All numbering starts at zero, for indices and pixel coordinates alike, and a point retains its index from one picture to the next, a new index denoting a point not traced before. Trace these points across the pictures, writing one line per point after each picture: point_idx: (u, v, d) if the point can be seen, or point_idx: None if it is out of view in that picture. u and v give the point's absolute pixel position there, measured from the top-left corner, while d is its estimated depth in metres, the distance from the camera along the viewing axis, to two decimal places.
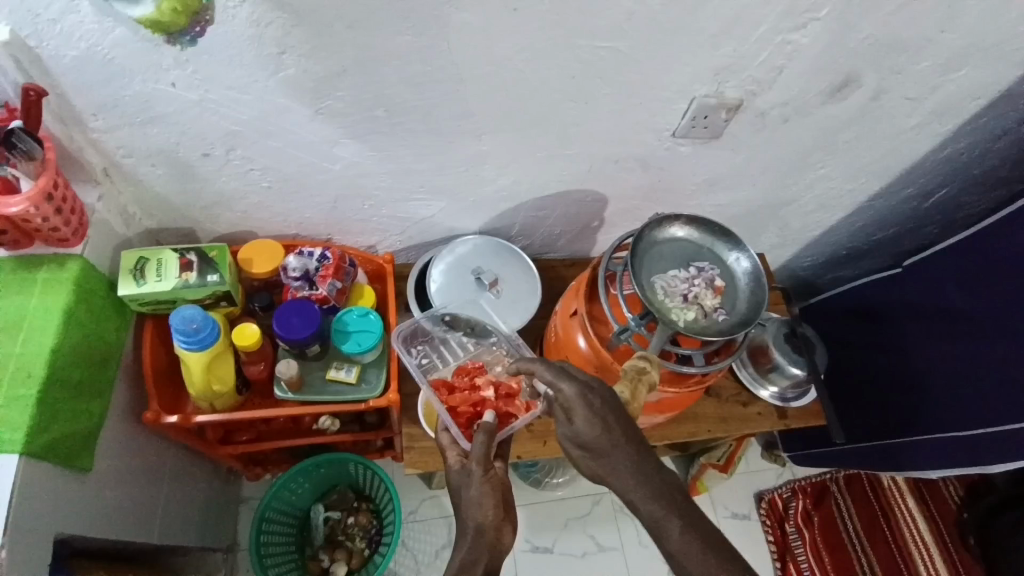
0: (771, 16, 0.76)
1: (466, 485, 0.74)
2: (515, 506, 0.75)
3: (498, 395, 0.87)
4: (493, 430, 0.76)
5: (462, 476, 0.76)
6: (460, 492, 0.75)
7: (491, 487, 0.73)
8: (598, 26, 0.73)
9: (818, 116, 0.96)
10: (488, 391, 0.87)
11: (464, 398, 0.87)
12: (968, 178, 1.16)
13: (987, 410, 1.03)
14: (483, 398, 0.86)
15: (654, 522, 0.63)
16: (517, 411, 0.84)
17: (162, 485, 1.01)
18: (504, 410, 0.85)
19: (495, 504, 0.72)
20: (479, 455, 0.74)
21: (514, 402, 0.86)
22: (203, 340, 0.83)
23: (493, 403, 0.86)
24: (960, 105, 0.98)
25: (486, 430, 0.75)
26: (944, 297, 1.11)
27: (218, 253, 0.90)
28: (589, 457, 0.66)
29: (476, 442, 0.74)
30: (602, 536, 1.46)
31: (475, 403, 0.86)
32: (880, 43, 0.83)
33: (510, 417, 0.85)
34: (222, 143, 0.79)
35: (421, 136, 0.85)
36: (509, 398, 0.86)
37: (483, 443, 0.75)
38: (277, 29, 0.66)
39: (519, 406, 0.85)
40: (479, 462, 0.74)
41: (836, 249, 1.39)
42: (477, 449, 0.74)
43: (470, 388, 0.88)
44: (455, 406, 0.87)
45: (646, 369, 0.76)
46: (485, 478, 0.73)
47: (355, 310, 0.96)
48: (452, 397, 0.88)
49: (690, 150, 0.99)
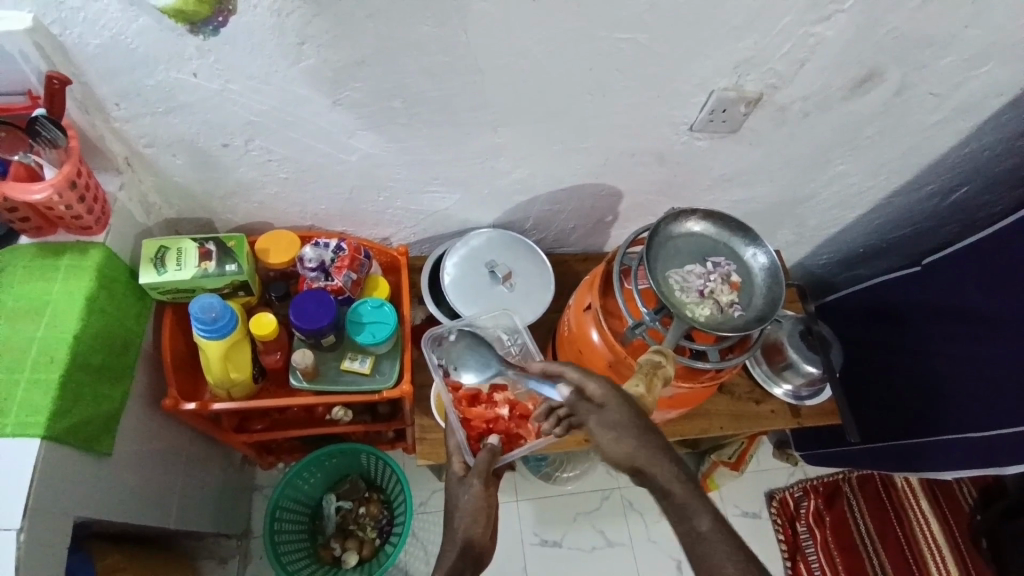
0: (794, 8, 0.74)
1: (463, 496, 0.75)
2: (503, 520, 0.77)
3: (512, 415, 0.86)
4: (497, 452, 0.80)
5: (458, 488, 0.77)
6: (454, 501, 0.76)
7: (486, 503, 0.75)
8: (619, 17, 0.72)
9: (841, 111, 0.94)
10: (503, 409, 0.86)
11: (480, 413, 0.87)
12: (991, 176, 1.14)
13: (1007, 411, 1.01)
14: (497, 416, 0.86)
15: (688, 509, 0.62)
16: (527, 435, 0.84)
17: (179, 470, 1.03)
18: (515, 432, 0.85)
19: (486, 522, 0.73)
20: (481, 467, 0.77)
21: (527, 424, 0.85)
22: (221, 329, 0.83)
23: (506, 423, 0.85)
24: (985, 101, 0.96)
25: (492, 449, 0.79)
26: (964, 297, 1.09)
27: (235, 242, 0.89)
28: (620, 443, 0.65)
29: (480, 456, 0.78)
30: (612, 532, 1.47)
31: (488, 420, 0.86)
32: (907, 36, 0.81)
33: (520, 440, 0.85)
34: (241, 134, 0.80)
35: (437, 128, 0.85)
36: (523, 419, 0.86)
37: (486, 458, 0.78)
38: (298, 19, 0.66)
39: (531, 430, 0.85)
40: (479, 475, 0.76)
41: (853, 247, 1.37)
42: (479, 462, 0.77)
43: (487, 402, 0.88)
44: (469, 419, 0.87)
45: (661, 364, 0.74)
46: (482, 491, 0.75)
47: (370, 301, 0.96)
48: (469, 408, 0.88)
49: (707, 144, 0.97)
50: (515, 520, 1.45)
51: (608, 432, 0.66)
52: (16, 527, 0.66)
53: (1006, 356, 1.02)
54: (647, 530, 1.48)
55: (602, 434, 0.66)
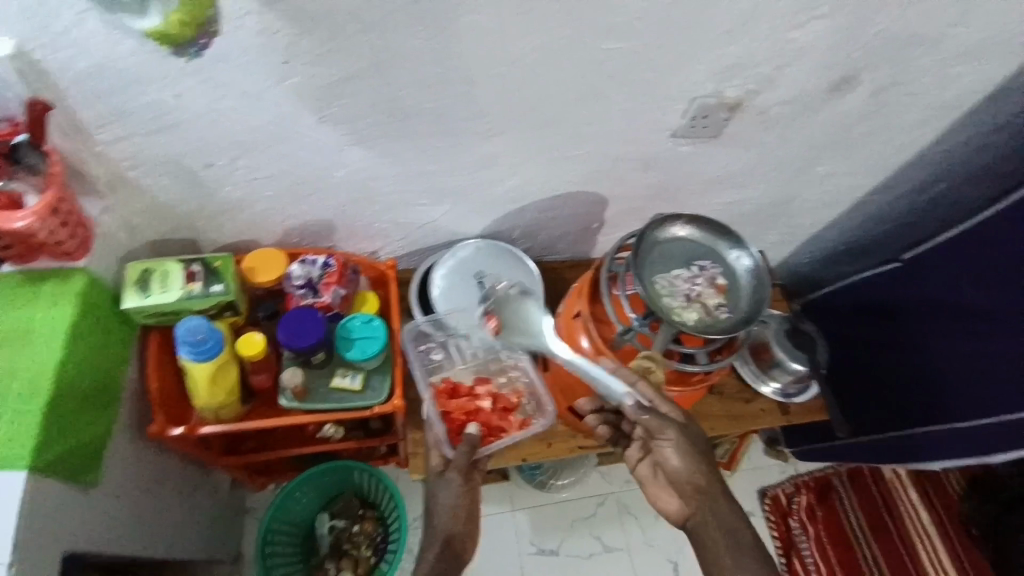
0: (774, 17, 0.75)
1: (445, 490, 0.85)
2: (480, 515, 0.87)
3: (493, 408, 0.95)
4: (475, 443, 0.87)
5: (438, 481, 0.87)
6: (435, 497, 0.86)
7: (461, 497, 0.85)
8: (604, 30, 0.72)
9: (821, 114, 0.96)
10: (485, 402, 0.95)
11: (460, 405, 0.94)
12: (967, 172, 1.18)
13: (988, 401, 1.04)
14: (478, 408, 0.94)
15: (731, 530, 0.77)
16: (510, 427, 0.94)
17: (168, 495, 1.01)
18: (497, 424, 0.93)
19: (465, 518, 0.84)
20: (461, 464, 0.85)
21: (508, 417, 0.95)
22: (209, 351, 0.79)
23: (486, 415, 0.93)
24: (959, 100, 0.99)
25: (470, 441, 0.86)
26: (944, 292, 1.11)
27: (221, 263, 0.87)
28: (687, 463, 0.77)
29: (460, 450, 0.86)
30: (609, 537, 1.47)
31: (469, 411, 0.94)
32: (884, 40, 0.83)
33: (500, 431, 0.93)
34: (226, 153, 0.79)
35: (426, 143, 0.84)
36: (504, 412, 0.95)
37: (464, 453, 0.86)
38: (283, 39, 0.65)
39: (513, 422, 0.94)
40: (458, 469, 0.85)
41: (836, 245, 1.40)
42: (458, 458, 0.86)
43: (469, 395, 0.95)
44: (449, 412, 0.94)
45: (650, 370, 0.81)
46: (461, 485, 0.85)
47: (359, 316, 0.94)
48: (449, 401, 0.95)
49: (691, 150, 0.99)
50: (512, 529, 1.45)
51: (681, 451, 0.78)
52: (7, 560, 0.64)
53: (990, 349, 1.04)
54: (644, 534, 1.48)
55: (674, 451, 0.78)
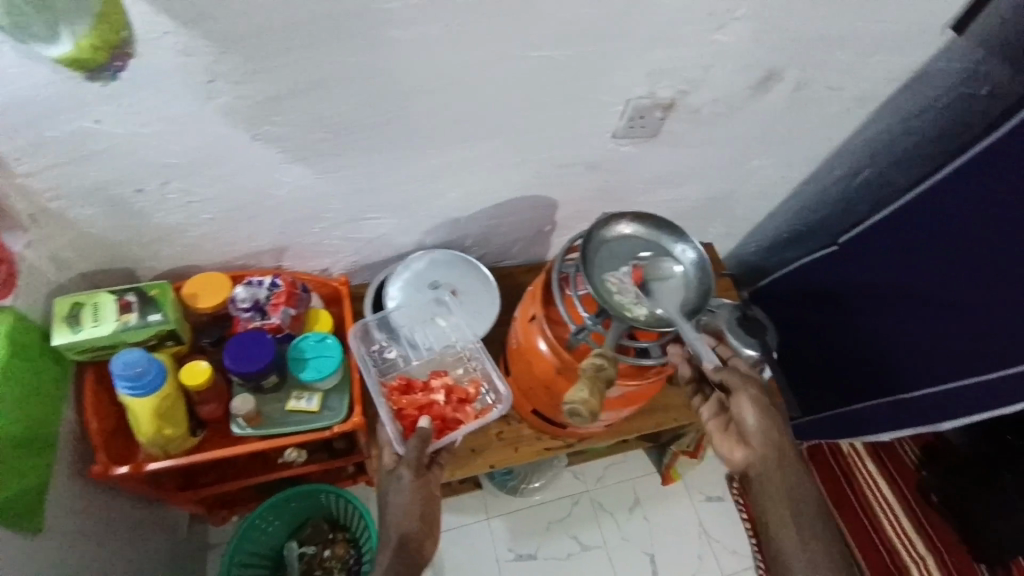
0: (694, 18, 0.79)
1: (397, 490, 0.86)
2: (439, 514, 0.87)
3: (448, 400, 0.96)
4: (427, 437, 0.87)
5: (393, 480, 0.87)
6: (388, 497, 0.86)
7: (414, 495, 0.85)
8: (533, 36, 0.74)
9: (749, 108, 1.00)
10: (439, 395, 0.95)
11: (413, 401, 0.95)
12: (892, 156, 1.24)
13: (927, 372, 1.09)
14: (431, 402, 0.95)
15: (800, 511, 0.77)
16: (466, 418, 0.95)
17: (119, 537, 0.96)
18: (452, 416, 0.95)
19: (420, 518, 0.84)
20: (412, 460, 0.86)
21: (464, 408, 0.96)
22: (149, 385, 0.77)
23: (441, 407, 0.94)
24: (877, 88, 1.04)
25: (423, 435, 0.87)
26: (880, 272, 1.17)
27: (159, 291, 0.83)
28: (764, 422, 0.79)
29: (411, 445, 0.86)
30: (585, 536, 1.48)
31: (421, 406, 0.94)
32: (801, 36, 0.88)
33: (456, 423, 0.94)
34: (156, 177, 0.77)
35: (367, 157, 0.84)
36: (460, 403, 0.96)
37: (415, 448, 0.86)
38: (204, 58, 0.64)
39: (469, 413, 0.96)
40: (409, 466, 0.86)
41: (780, 233, 1.45)
42: (409, 454, 0.86)
43: (423, 390, 0.96)
44: (402, 408, 0.94)
45: (603, 366, 0.76)
46: (413, 482, 0.86)
47: (311, 336, 0.92)
48: (401, 398, 0.95)
49: (632, 150, 1.01)
50: (489, 537, 1.43)
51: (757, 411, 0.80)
52: None
53: (921, 322, 1.10)
54: (619, 529, 1.50)
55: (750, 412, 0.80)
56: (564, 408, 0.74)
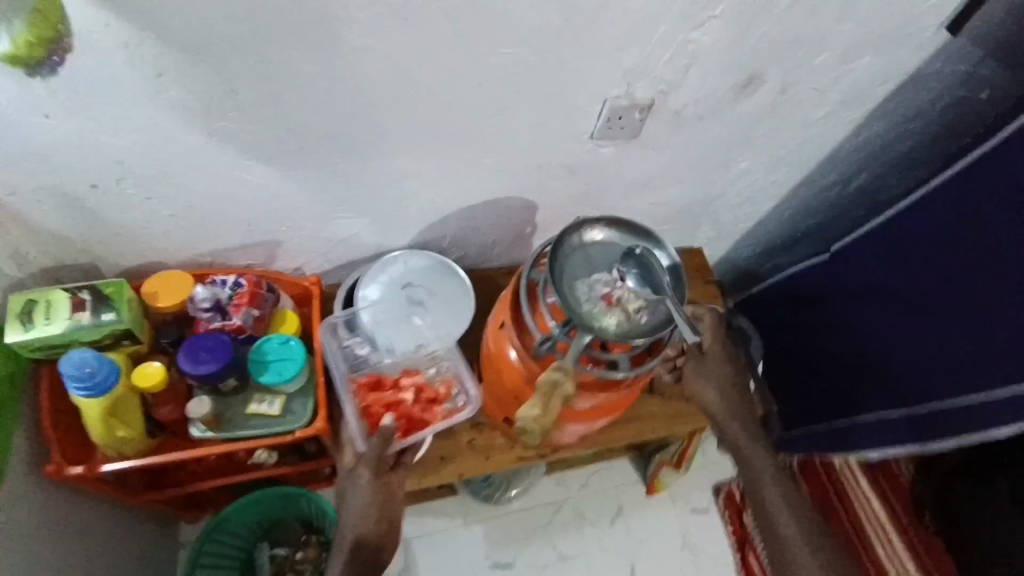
0: (668, 16, 0.76)
1: (354, 489, 0.86)
2: (398, 513, 0.88)
3: (416, 400, 0.97)
4: (390, 435, 0.88)
5: (350, 482, 0.87)
6: (345, 496, 0.86)
7: (372, 494, 0.86)
8: (498, 32, 0.71)
9: (732, 112, 0.96)
10: (408, 394, 0.97)
11: (380, 399, 0.96)
12: (885, 163, 1.21)
13: (916, 388, 1.05)
14: (399, 401, 0.96)
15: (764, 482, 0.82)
16: (433, 418, 0.96)
17: (78, 537, 0.94)
18: (419, 415, 0.96)
19: (376, 518, 0.85)
20: (372, 459, 0.87)
21: (432, 408, 0.97)
22: (101, 385, 0.75)
23: (407, 407, 0.96)
24: (867, 93, 1.01)
25: (385, 434, 0.87)
26: (871, 284, 1.15)
27: (114, 289, 0.81)
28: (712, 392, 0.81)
29: (372, 444, 0.87)
30: (565, 545, 1.45)
31: (389, 405, 0.96)
32: (782, 37, 0.85)
33: (423, 423, 0.96)
34: (111, 173, 0.75)
35: (331, 154, 0.81)
36: (429, 403, 0.98)
37: (376, 446, 0.87)
38: (149, 50, 0.62)
39: (437, 413, 0.97)
40: (368, 465, 0.87)
41: (772, 239, 1.42)
42: (370, 452, 0.87)
43: (392, 388, 0.98)
44: (369, 405, 0.96)
45: (560, 381, 0.74)
46: (370, 481, 0.86)
47: (275, 338, 0.89)
48: (369, 395, 0.97)
49: (612, 152, 0.98)
50: (466, 544, 1.41)
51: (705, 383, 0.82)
52: None
53: (916, 335, 1.06)
54: (600, 538, 1.47)
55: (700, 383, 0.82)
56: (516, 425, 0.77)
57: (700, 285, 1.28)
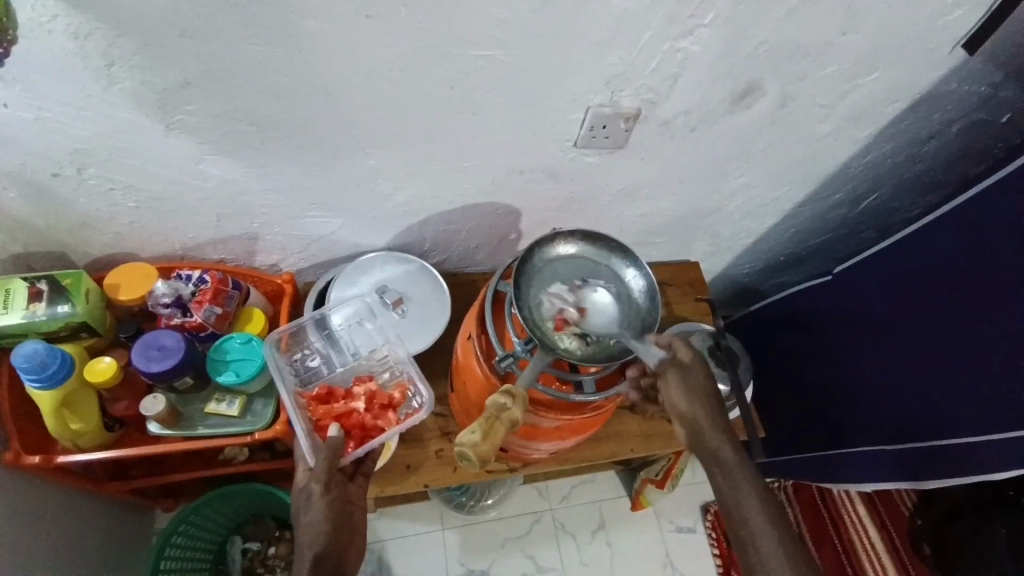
0: (653, 21, 0.71)
1: (306, 507, 0.80)
2: (355, 525, 0.83)
3: (369, 407, 0.91)
4: (339, 446, 0.83)
5: (302, 498, 0.81)
6: (298, 514, 0.81)
7: (325, 509, 0.80)
8: (469, 33, 0.67)
9: (727, 124, 0.92)
10: (359, 403, 0.91)
11: (329, 410, 0.89)
12: (895, 183, 1.14)
13: (914, 422, 1.00)
14: (350, 410, 0.90)
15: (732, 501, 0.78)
16: (387, 424, 0.89)
17: (44, 523, 0.93)
18: (372, 423, 0.89)
19: (331, 533, 0.79)
20: (321, 473, 0.81)
21: (387, 413, 0.91)
22: (52, 376, 0.75)
23: (360, 415, 0.89)
24: (876, 109, 0.95)
25: (333, 445, 0.82)
26: (872, 309, 1.09)
27: (71, 280, 0.80)
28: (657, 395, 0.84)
29: (320, 458, 0.81)
30: (542, 557, 1.41)
31: (339, 415, 0.89)
32: (780, 48, 0.79)
33: (378, 429, 0.89)
34: (72, 162, 0.73)
35: (299, 151, 0.79)
36: (383, 409, 0.91)
37: (326, 460, 0.82)
38: (99, 40, 0.60)
39: (391, 419, 0.90)
40: (318, 480, 0.81)
41: (773, 256, 1.36)
42: (319, 467, 0.81)
43: (343, 398, 0.92)
44: (319, 418, 0.89)
45: (506, 407, 0.70)
46: (322, 495, 0.81)
47: (236, 337, 0.89)
48: (318, 406, 0.90)
49: (597, 161, 0.94)
50: (441, 550, 1.39)
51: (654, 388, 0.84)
52: None
53: (914, 367, 1.01)
54: (579, 553, 1.43)
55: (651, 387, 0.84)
56: (454, 450, 0.70)
57: (691, 301, 1.25)
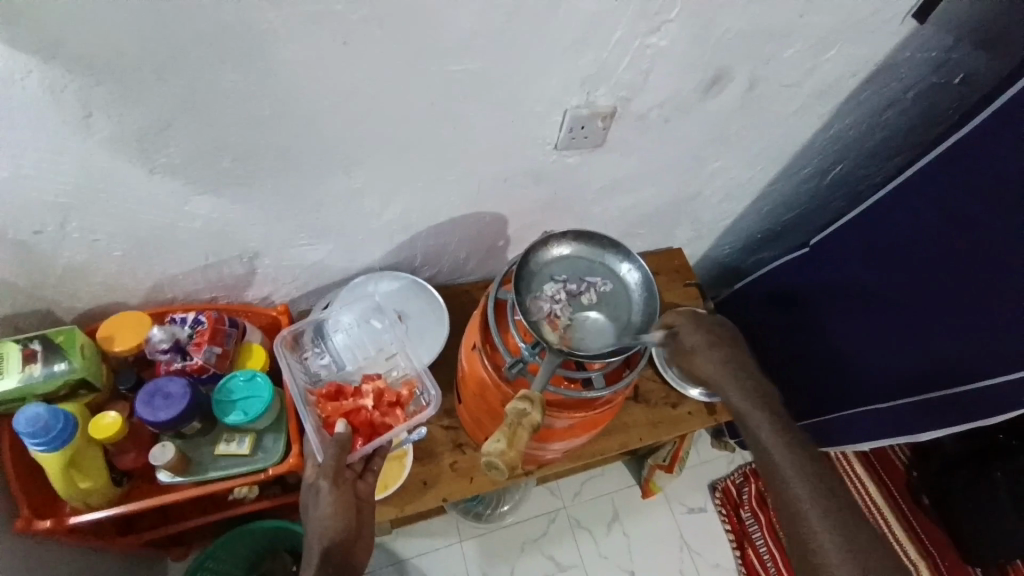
0: (623, 20, 0.73)
1: (316, 500, 0.80)
2: (366, 519, 0.83)
3: (377, 406, 0.92)
4: (346, 442, 0.83)
5: (311, 494, 0.81)
6: (308, 511, 0.81)
7: (336, 503, 0.80)
8: (444, 47, 0.68)
9: (699, 112, 0.94)
10: (368, 400, 0.92)
11: (338, 408, 0.91)
12: (861, 152, 1.19)
13: (905, 381, 1.05)
14: (359, 408, 0.91)
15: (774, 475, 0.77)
16: (394, 421, 0.91)
17: None
18: (380, 420, 0.91)
19: (340, 527, 0.78)
20: (330, 468, 0.81)
21: (394, 410, 0.92)
22: (56, 438, 0.74)
23: (368, 413, 0.91)
24: (836, 84, 0.99)
25: (340, 441, 0.83)
26: (854, 275, 1.13)
27: (65, 336, 0.78)
28: (715, 371, 0.80)
29: (328, 452, 0.82)
30: (561, 555, 1.42)
31: (349, 413, 0.90)
32: (742, 35, 0.82)
33: (386, 427, 0.91)
34: (53, 217, 0.72)
35: (283, 181, 0.79)
36: (390, 407, 0.92)
37: (333, 454, 0.82)
38: (75, 92, 0.59)
39: (399, 416, 0.92)
40: (326, 475, 0.81)
41: (751, 234, 1.40)
42: (327, 462, 0.82)
43: (352, 396, 0.93)
44: (328, 417, 0.90)
45: (526, 412, 0.70)
46: (332, 490, 0.80)
47: (240, 374, 0.88)
48: (328, 405, 0.91)
49: (578, 160, 0.96)
50: (461, 563, 1.38)
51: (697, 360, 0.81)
52: None
53: (899, 327, 1.06)
54: (597, 546, 1.45)
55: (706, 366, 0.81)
56: (482, 462, 0.70)
57: (680, 286, 1.28)
